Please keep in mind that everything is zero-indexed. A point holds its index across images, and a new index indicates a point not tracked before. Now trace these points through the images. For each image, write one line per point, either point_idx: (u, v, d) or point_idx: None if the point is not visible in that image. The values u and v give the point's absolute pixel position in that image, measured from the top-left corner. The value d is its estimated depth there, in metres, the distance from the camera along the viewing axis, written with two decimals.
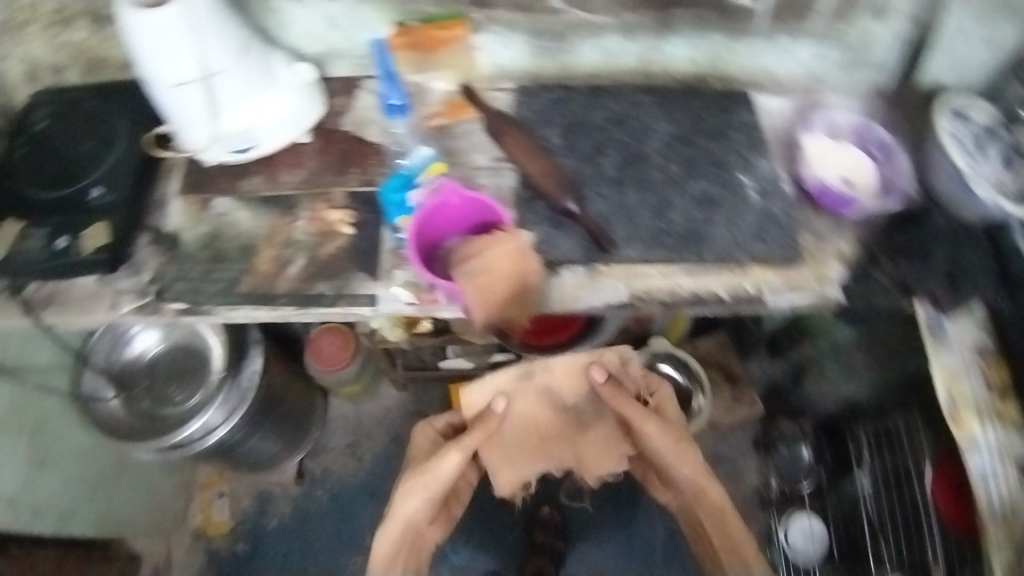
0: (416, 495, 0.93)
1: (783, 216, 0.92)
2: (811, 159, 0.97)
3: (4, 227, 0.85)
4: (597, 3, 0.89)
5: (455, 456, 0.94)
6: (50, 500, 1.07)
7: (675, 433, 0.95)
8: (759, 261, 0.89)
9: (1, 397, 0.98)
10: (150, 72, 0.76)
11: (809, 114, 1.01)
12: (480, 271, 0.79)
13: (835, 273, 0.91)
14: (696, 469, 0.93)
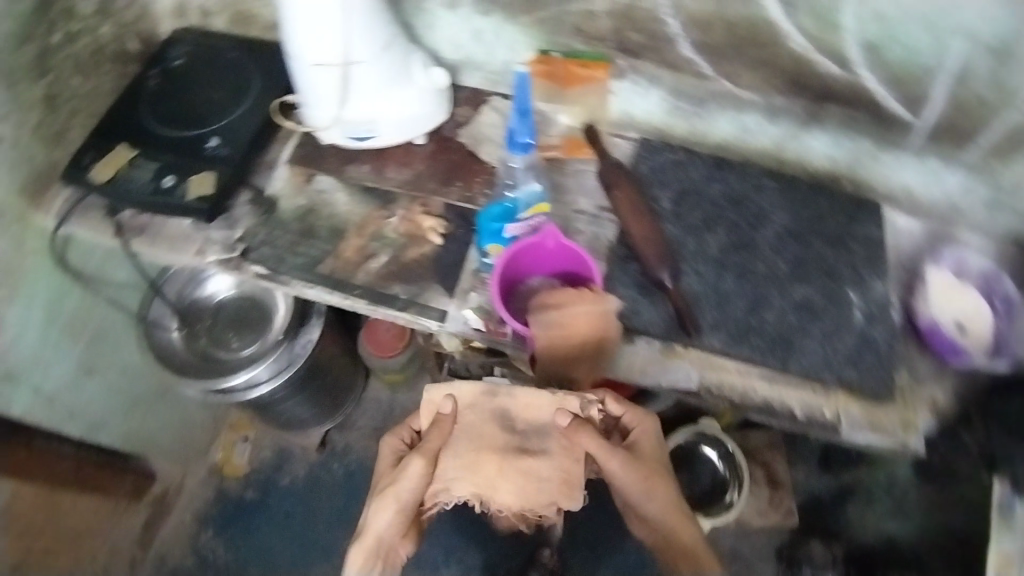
0: (383, 511, 0.77)
1: (882, 349, 0.86)
2: (931, 295, 0.90)
3: (116, 150, 0.88)
4: (747, 78, 0.85)
5: (418, 464, 0.76)
6: (88, 406, 1.11)
7: (647, 470, 0.76)
8: (846, 387, 0.84)
9: (71, 300, 1.03)
10: (294, 48, 0.77)
11: (940, 246, 0.94)
12: (556, 320, 0.77)
13: (922, 422, 0.85)
14: (671, 507, 0.78)
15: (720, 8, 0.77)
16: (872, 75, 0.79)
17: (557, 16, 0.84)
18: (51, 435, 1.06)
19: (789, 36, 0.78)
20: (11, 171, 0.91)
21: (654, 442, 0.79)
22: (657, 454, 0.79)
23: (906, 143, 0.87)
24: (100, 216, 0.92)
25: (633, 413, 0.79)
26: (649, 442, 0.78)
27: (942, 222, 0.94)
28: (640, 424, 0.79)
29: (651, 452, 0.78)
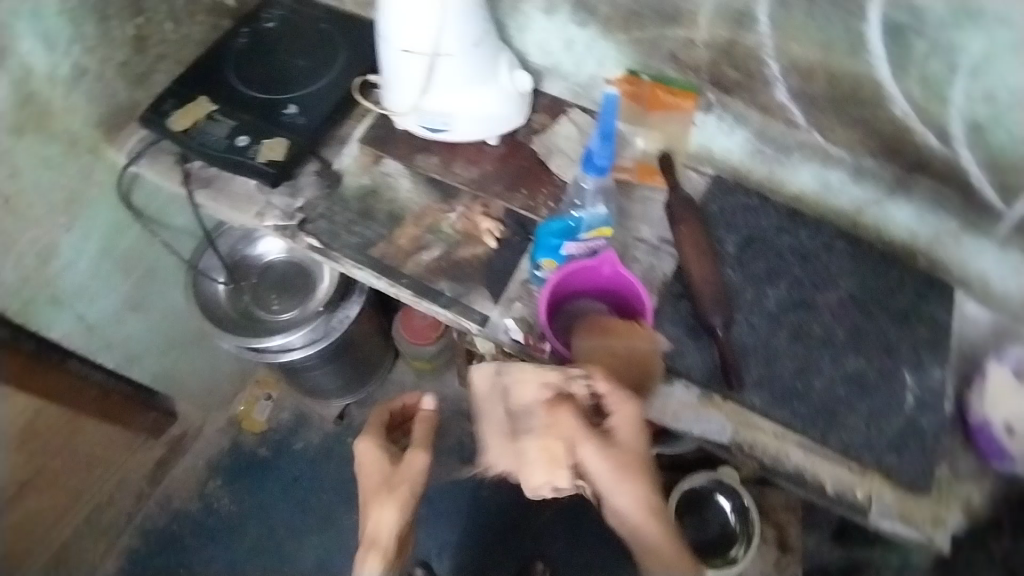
0: (393, 505, 0.84)
1: (929, 439, 0.82)
2: (986, 395, 0.83)
3: (197, 103, 0.89)
4: (841, 134, 0.81)
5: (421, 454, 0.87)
6: (126, 340, 1.13)
7: (620, 463, 0.68)
8: (883, 470, 0.81)
9: (129, 236, 1.05)
10: (386, 30, 0.76)
11: (1007, 342, 0.89)
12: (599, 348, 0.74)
13: (952, 520, 0.82)
14: (643, 504, 0.68)
15: (825, 59, 0.74)
16: (972, 155, 0.75)
17: (655, 40, 0.81)
18: (86, 361, 1.11)
19: (892, 99, 0.74)
20: (93, 104, 0.93)
21: (636, 429, 0.70)
22: (640, 444, 0.70)
23: (996, 232, 0.81)
24: (169, 161, 0.94)
25: (617, 398, 0.69)
26: (630, 430, 0.69)
27: (1016, 317, 0.89)
28: (623, 409, 0.69)
29: (631, 440, 0.70)
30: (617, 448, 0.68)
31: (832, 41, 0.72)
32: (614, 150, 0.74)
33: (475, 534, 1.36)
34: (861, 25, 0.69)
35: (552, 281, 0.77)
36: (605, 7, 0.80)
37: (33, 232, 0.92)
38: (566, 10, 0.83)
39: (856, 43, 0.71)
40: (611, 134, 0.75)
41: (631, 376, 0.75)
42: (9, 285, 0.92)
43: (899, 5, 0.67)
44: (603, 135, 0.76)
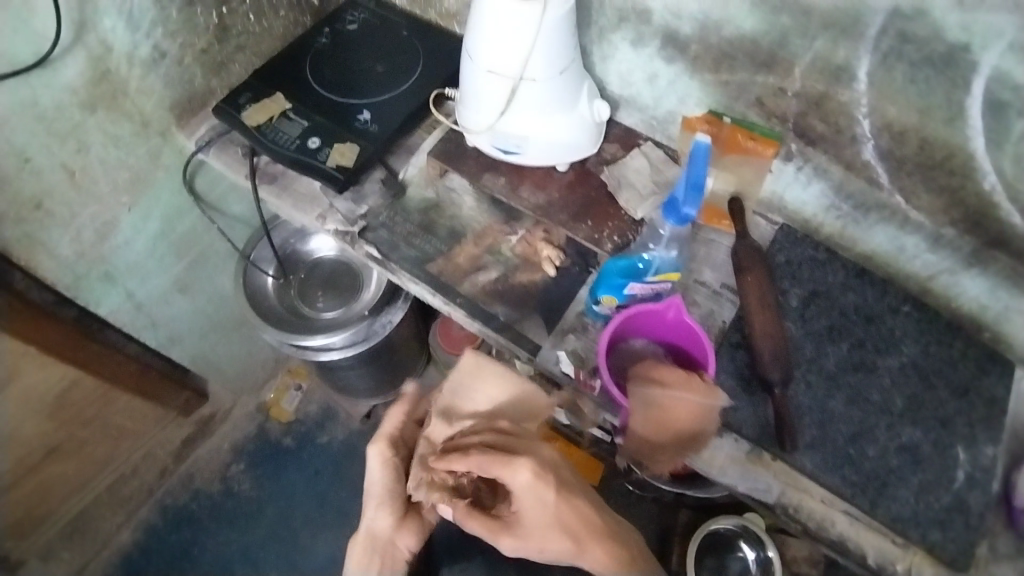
0: (370, 509, 0.86)
1: (974, 517, 0.78)
2: None
3: (274, 98, 0.90)
4: (924, 199, 0.78)
5: (376, 453, 0.86)
6: (170, 321, 1.14)
7: (537, 537, 0.75)
8: (926, 547, 0.78)
9: (185, 220, 1.06)
10: (475, 47, 0.75)
11: None
12: (486, 440, 0.76)
13: None
14: (576, 551, 0.77)
15: (921, 123, 0.71)
16: None
17: (743, 83, 0.79)
18: (121, 331, 1.07)
19: (982, 171, 0.71)
20: (168, 88, 0.93)
21: (541, 497, 0.74)
22: (547, 509, 0.75)
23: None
24: (237, 153, 0.96)
25: (505, 479, 0.73)
26: (534, 502, 0.74)
27: None
28: (518, 493, 0.74)
29: (537, 510, 0.75)
30: (526, 526, 0.75)
31: (933, 107, 0.69)
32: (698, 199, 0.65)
33: None
34: (963, 96, 0.67)
35: (608, 334, 0.76)
36: (696, 45, 0.78)
37: (94, 208, 0.92)
38: (654, 43, 0.81)
39: (954, 111, 0.68)
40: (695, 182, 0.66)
41: (657, 441, 0.74)
42: (65, 260, 0.92)
43: (1003, 80, 0.63)
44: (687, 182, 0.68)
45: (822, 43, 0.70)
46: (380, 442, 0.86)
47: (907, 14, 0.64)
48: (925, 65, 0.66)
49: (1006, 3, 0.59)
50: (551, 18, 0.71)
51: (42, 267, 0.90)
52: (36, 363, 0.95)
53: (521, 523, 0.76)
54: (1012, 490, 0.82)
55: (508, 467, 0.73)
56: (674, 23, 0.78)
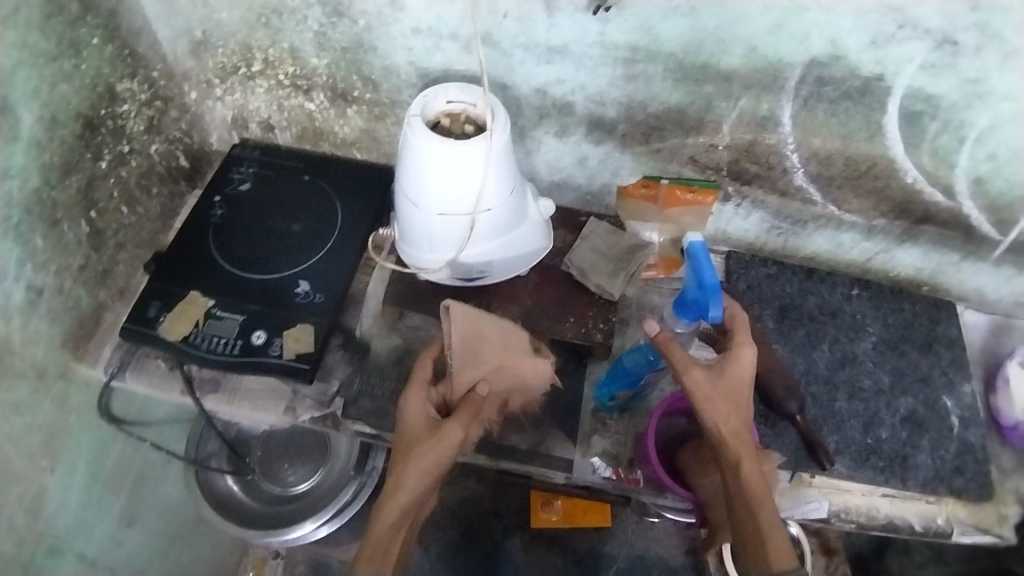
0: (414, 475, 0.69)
1: (980, 451, 0.85)
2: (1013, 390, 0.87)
3: (191, 298, 0.80)
4: (854, 203, 0.84)
5: (460, 429, 0.70)
6: (126, 559, 0.98)
7: (722, 393, 0.69)
8: (955, 495, 0.83)
9: (112, 453, 0.93)
10: (420, 195, 0.70)
11: (1005, 336, 0.96)
12: (512, 386, 0.75)
13: (1014, 515, 0.85)
14: (738, 442, 0.68)
15: (844, 146, 0.77)
16: (973, 204, 0.80)
17: (674, 147, 0.81)
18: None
19: (903, 170, 0.78)
20: (54, 324, 0.81)
21: (748, 373, 0.70)
22: (746, 384, 0.70)
23: (991, 254, 0.87)
24: (160, 368, 0.85)
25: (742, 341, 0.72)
26: (744, 371, 0.70)
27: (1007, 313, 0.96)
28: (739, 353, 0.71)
29: (736, 383, 0.69)
30: (722, 384, 0.69)
31: (853, 130, 0.75)
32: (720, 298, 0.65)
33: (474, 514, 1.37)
34: (880, 116, 0.73)
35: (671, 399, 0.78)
36: (623, 124, 0.79)
37: (15, 488, 0.78)
38: (580, 131, 0.81)
39: (874, 130, 0.74)
40: (706, 280, 0.66)
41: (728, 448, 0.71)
42: (6, 555, 0.77)
43: (916, 96, 0.70)
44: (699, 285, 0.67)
45: (746, 100, 0.74)
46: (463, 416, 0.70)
47: (823, 61, 0.69)
48: (844, 100, 0.72)
49: (914, 32, 0.65)
50: (497, 148, 0.67)
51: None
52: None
53: (717, 374, 0.70)
54: (997, 413, 0.89)
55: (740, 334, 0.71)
56: (598, 110, 0.78)
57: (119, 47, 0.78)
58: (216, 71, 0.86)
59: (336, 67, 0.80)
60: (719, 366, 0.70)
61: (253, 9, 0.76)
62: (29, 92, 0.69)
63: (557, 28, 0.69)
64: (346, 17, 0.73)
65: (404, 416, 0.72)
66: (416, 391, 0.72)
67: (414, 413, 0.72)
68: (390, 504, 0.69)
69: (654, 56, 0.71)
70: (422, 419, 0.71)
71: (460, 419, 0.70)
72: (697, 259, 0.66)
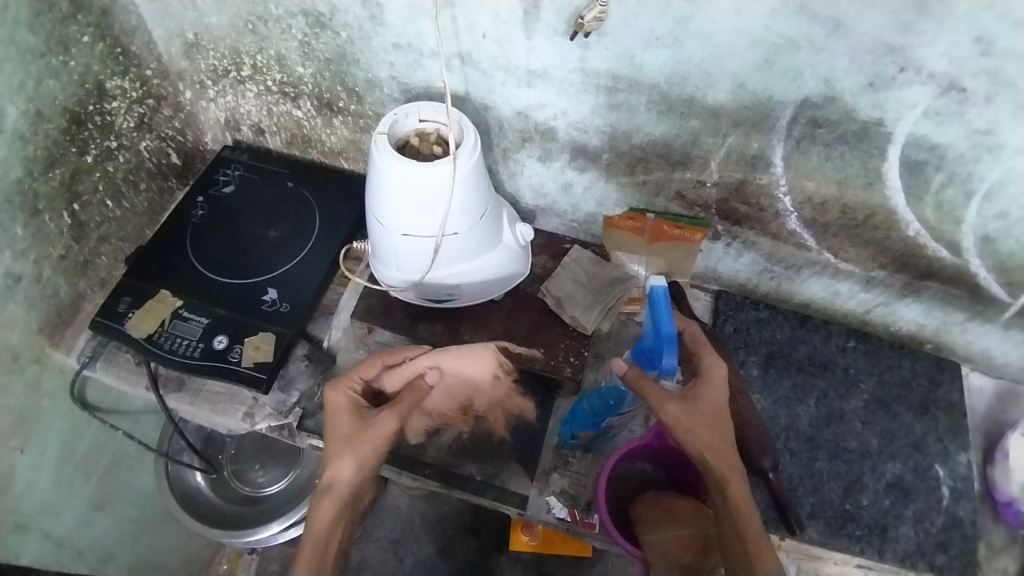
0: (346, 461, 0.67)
1: (969, 527, 0.80)
2: (1013, 463, 0.81)
3: (159, 297, 0.80)
4: (851, 252, 0.78)
5: (392, 421, 0.69)
6: (95, 543, 0.98)
7: (702, 421, 0.65)
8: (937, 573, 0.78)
9: (85, 439, 0.94)
10: (383, 216, 0.69)
11: (1013, 404, 0.89)
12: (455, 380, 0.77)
13: None
14: (723, 466, 0.65)
15: (840, 192, 0.72)
16: (981, 262, 0.73)
17: (661, 181, 0.79)
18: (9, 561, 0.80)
19: (905, 222, 0.72)
20: (32, 310, 0.81)
21: (723, 395, 0.67)
22: (722, 408, 0.67)
23: (1000, 316, 0.79)
24: (130, 362, 0.86)
25: (710, 362, 0.68)
26: (718, 393, 0.67)
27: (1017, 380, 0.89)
28: (711, 375, 0.67)
29: (713, 408, 0.66)
30: (700, 410, 0.66)
31: (849, 176, 0.70)
32: (674, 348, 0.64)
33: (456, 530, 1.33)
34: (879, 163, 0.67)
35: (639, 441, 0.75)
36: (607, 154, 0.78)
37: None
38: (563, 157, 0.80)
39: (872, 177, 0.69)
40: (664, 330, 0.65)
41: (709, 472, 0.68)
42: None
43: (919, 144, 0.64)
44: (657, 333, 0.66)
45: (734, 137, 0.71)
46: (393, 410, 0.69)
47: (816, 102, 0.65)
48: (840, 144, 0.67)
49: (918, 76, 0.59)
50: (462, 173, 0.66)
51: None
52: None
53: (693, 401, 0.66)
54: (993, 487, 0.82)
55: (707, 355, 0.69)
56: (581, 137, 0.77)
57: (111, 44, 0.78)
58: (208, 73, 0.86)
59: (321, 77, 0.80)
60: (693, 394, 0.67)
61: (241, 15, 0.76)
62: (14, 87, 0.69)
63: (537, 52, 0.69)
64: (328, 28, 0.74)
65: (328, 416, 0.69)
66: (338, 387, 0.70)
67: (339, 414, 0.69)
68: (328, 497, 0.67)
69: (637, 87, 0.69)
70: (349, 412, 0.69)
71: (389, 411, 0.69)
72: (657, 306, 0.66)
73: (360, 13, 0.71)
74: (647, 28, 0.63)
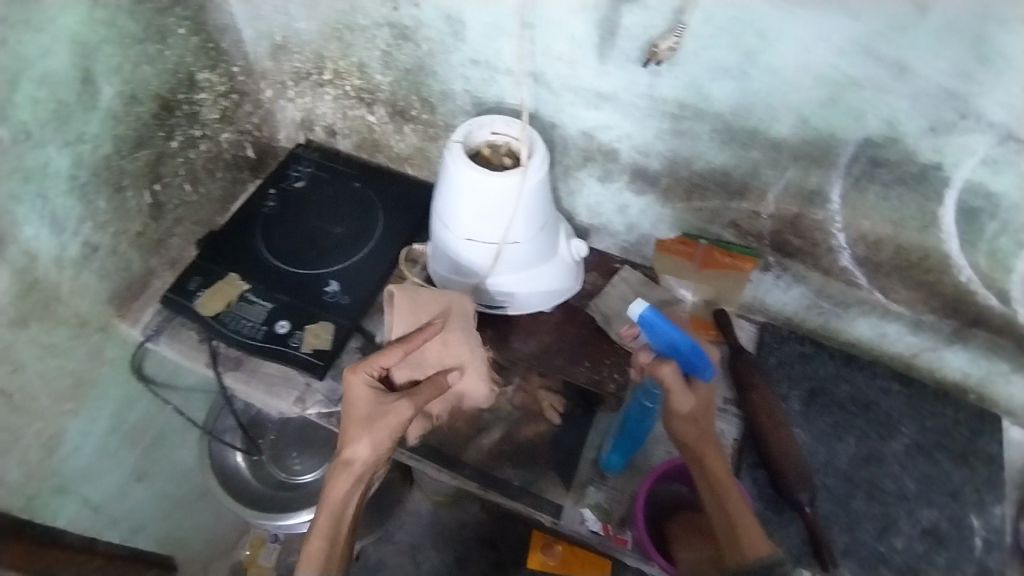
0: (362, 447, 0.70)
1: None
2: None
3: (228, 280, 0.84)
4: (901, 293, 0.79)
5: (409, 412, 0.70)
6: (129, 511, 1.02)
7: (701, 406, 0.70)
8: None
9: (137, 409, 0.98)
10: (450, 220, 0.73)
11: None
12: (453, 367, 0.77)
13: None
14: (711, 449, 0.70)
15: (895, 233, 0.72)
16: None
17: (717, 209, 0.81)
18: (41, 523, 0.83)
19: (957, 267, 0.72)
20: (104, 281, 0.86)
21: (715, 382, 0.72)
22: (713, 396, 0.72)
23: None
24: (192, 339, 0.89)
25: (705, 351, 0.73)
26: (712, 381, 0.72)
27: None
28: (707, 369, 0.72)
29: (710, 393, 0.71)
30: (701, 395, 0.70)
31: (905, 217, 0.70)
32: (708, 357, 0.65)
33: (475, 539, 1.34)
34: (936, 207, 0.68)
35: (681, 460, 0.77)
36: (666, 178, 0.80)
37: (37, 425, 0.82)
38: (622, 178, 0.83)
39: (928, 221, 0.70)
40: (678, 346, 0.64)
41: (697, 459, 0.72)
42: (15, 485, 0.81)
43: (975, 191, 0.65)
44: (672, 348, 0.65)
45: (794, 172, 0.73)
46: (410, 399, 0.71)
47: (877, 142, 0.66)
48: (898, 185, 0.68)
49: (978, 124, 0.60)
50: (530, 184, 0.69)
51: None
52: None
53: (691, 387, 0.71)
54: None
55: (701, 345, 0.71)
56: (642, 160, 0.80)
57: (204, 39, 0.84)
58: (291, 74, 0.91)
59: (398, 86, 0.84)
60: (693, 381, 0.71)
61: (329, 22, 0.81)
62: (112, 68, 0.75)
63: (608, 76, 0.72)
64: (411, 40, 0.78)
65: (348, 402, 0.71)
66: (358, 373, 0.71)
67: (360, 402, 0.71)
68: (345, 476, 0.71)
69: (702, 115, 0.72)
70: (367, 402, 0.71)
71: (407, 400, 0.71)
72: (661, 330, 0.64)
73: (444, 28, 0.75)
74: (718, 60, 0.66)
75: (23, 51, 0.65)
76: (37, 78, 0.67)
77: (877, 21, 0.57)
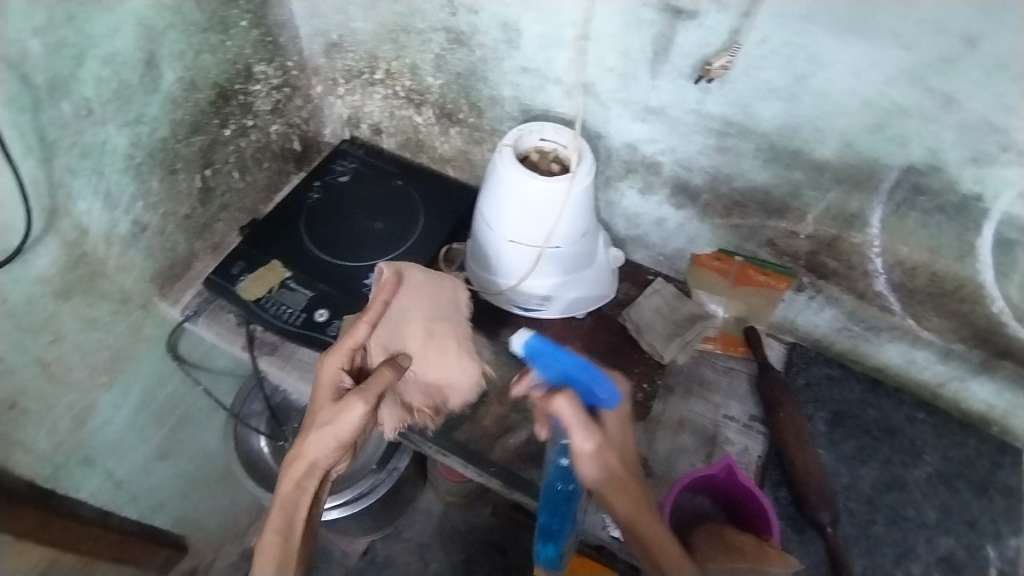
0: (318, 441, 0.66)
1: None
2: None
3: (270, 267, 0.86)
4: (933, 322, 0.79)
5: (360, 407, 0.64)
6: (150, 488, 1.04)
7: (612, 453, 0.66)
8: None
9: (167, 389, 1.00)
10: (494, 220, 0.75)
11: None
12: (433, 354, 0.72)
13: None
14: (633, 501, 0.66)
15: (931, 260, 0.73)
16: None
17: (755, 227, 0.82)
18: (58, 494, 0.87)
19: (990, 297, 0.72)
20: (150, 259, 0.88)
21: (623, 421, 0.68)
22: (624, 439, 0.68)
23: None
24: (230, 322, 0.93)
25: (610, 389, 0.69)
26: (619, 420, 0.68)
27: None
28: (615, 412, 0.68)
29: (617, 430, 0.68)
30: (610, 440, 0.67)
31: (942, 246, 0.71)
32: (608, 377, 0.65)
33: (485, 543, 1.34)
34: (973, 237, 0.69)
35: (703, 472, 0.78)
36: (707, 194, 0.82)
37: (71, 396, 0.84)
38: (663, 191, 0.85)
39: (965, 250, 0.70)
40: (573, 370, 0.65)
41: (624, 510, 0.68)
42: (43, 453, 0.83)
43: (1012, 223, 0.66)
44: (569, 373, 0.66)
45: (835, 194, 0.74)
46: (364, 394, 0.65)
47: (920, 169, 0.67)
48: (938, 213, 0.69)
49: (1019, 158, 0.61)
50: (577, 191, 0.70)
51: (19, 465, 0.80)
52: (18, 548, 0.79)
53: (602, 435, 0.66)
54: None
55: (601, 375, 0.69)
56: (684, 174, 0.81)
57: (263, 33, 0.87)
58: (343, 72, 0.94)
59: (448, 89, 0.86)
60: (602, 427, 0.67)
61: (386, 24, 0.84)
62: (175, 54, 0.77)
63: (658, 90, 0.74)
64: (466, 45, 0.80)
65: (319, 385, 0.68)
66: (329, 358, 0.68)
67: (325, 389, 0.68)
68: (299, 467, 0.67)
69: (748, 133, 0.73)
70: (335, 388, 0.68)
71: (361, 392, 0.65)
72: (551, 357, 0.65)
73: (500, 35, 0.77)
74: (768, 81, 0.68)
75: (91, 29, 0.67)
76: (102, 57, 0.69)
77: (927, 52, 0.59)
